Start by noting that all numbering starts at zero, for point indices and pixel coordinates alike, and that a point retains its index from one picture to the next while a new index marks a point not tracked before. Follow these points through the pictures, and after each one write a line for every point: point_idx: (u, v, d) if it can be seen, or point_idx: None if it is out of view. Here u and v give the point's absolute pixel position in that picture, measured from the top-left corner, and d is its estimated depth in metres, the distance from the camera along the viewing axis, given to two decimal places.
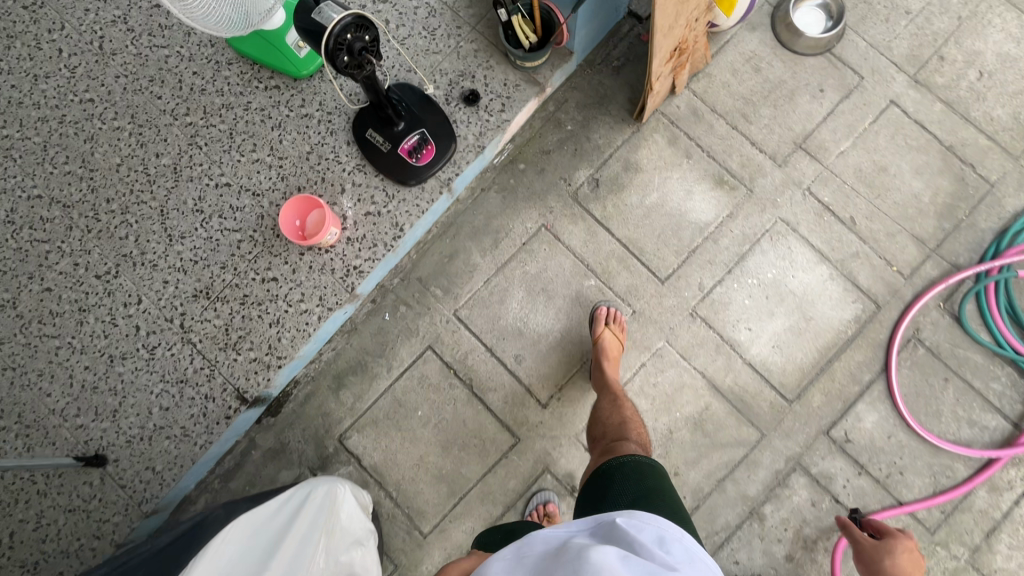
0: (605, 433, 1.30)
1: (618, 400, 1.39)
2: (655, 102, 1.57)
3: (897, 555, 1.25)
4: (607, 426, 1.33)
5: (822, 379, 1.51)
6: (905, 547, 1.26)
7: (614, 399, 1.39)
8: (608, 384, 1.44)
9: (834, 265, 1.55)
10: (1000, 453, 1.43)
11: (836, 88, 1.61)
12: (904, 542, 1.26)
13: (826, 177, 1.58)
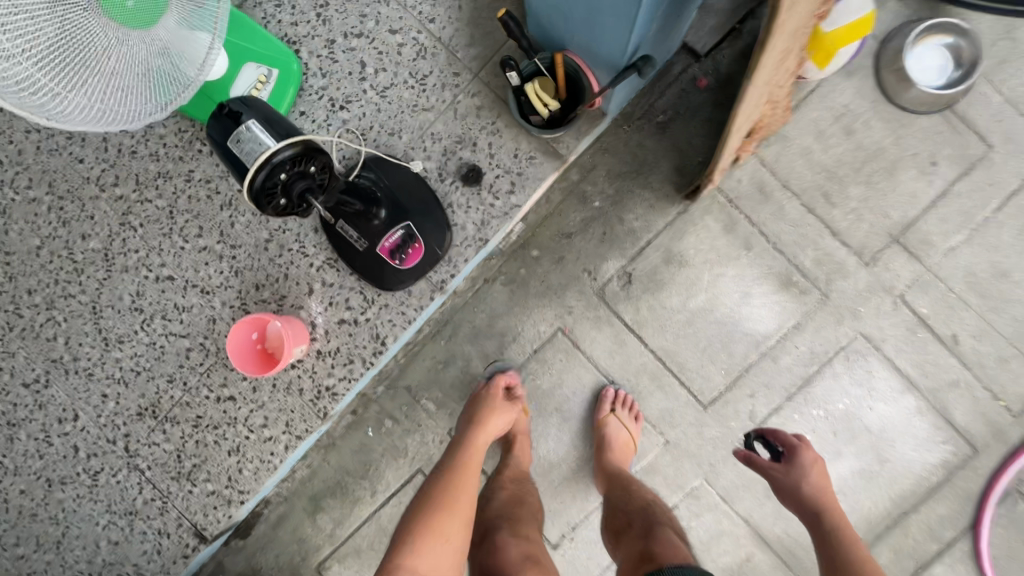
0: (632, 523, 1.06)
1: (637, 491, 1.15)
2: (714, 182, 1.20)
3: (811, 474, 1.02)
4: (635, 516, 1.08)
5: (892, 533, 1.25)
6: (813, 458, 1.05)
7: (633, 491, 1.14)
8: (619, 472, 1.19)
9: (923, 396, 1.24)
10: None
11: (953, 160, 1.22)
12: (808, 456, 1.05)
13: (926, 282, 1.23)
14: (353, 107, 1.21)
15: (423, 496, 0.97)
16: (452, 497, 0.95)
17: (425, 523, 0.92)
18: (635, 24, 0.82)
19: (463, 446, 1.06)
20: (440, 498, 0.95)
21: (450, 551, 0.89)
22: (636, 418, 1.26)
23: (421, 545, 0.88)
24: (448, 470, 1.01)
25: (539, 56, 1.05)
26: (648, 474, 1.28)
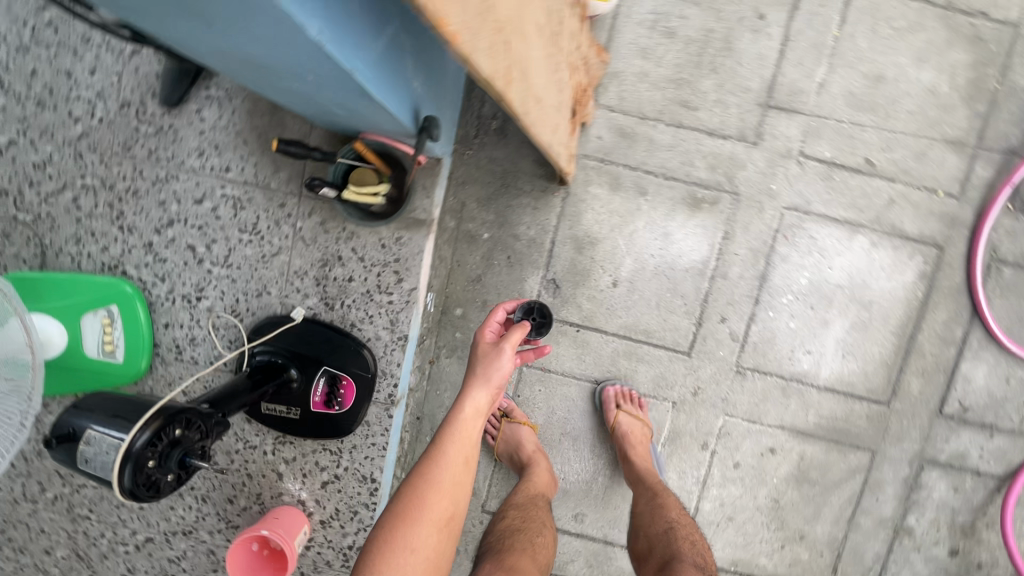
0: (654, 551, 1.00)
1: (663, 505, 1.08)
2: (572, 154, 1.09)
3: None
4: (652, 537, 1.02)
5: (912, 362, 1.25)
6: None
7: (657, 498, 1.10)
8: (637, 479, 1.16)
9: (871, 229, 1.22)
10: None
11: (778, 4, 1.18)
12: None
13: (817, 128, 1.20)
14: (208, 292, 1.13)
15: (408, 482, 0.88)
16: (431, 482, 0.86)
17: (397, 521, 0.84)
18: (412, 80, 0.77)
19: (451, 427, 0.90)
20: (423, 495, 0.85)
21: (416, 568, 0.81)
22: (641, 405, 1.23)
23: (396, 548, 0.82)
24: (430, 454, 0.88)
25: (341, 153, 0.98)
26: (675, 440, 1.27)
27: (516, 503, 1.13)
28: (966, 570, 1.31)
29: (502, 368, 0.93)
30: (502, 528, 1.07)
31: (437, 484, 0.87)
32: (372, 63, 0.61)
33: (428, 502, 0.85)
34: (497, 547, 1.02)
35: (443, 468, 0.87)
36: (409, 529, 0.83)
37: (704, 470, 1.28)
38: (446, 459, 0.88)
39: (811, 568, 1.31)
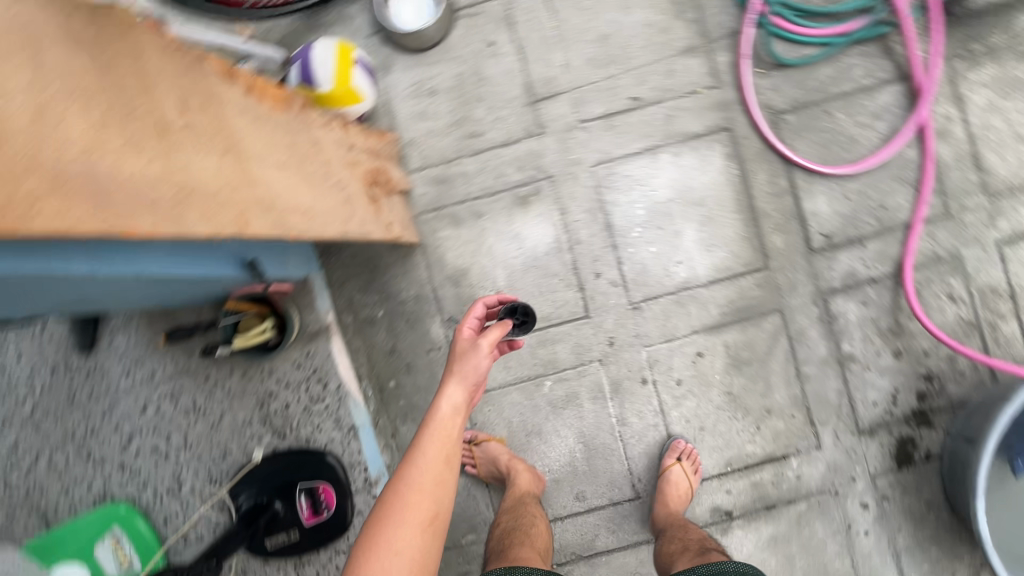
0: (688, 548, 1.15)
1: (696, 529, 1.25)
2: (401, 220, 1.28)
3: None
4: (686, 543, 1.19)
5: (764, 224, 1.42)
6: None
7: (689, 534, 1.23)
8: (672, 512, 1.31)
9: (668, 145, 1.42)
10: (918, 119, 1.37)
11: (499, 27, 1.41)
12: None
13: (581, 96, 1.42)
14: (185, 476, 1.30)
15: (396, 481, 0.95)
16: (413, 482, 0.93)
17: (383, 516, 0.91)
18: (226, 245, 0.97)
19: (431, 426, 0.98)
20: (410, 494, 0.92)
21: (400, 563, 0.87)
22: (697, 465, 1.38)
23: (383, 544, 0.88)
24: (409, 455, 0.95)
25: (221, 316, 1.18)
26: (619, 388, 1.42)
27: (505, 510, 1.27)
28: (918, 362, 1.43)
29: (477, 365, 1.01)
30: (503, 531, 1.20)
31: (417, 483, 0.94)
32: (145, 257, 0.78)
33: (411, 498, 0.92)
34: (501, 549, 1.13)
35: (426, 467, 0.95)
36: (394, 525, 0.89)
37: (656, 400, 1.42)
38: (425, 458, 0.95)
39: (792, 431, 1.43)
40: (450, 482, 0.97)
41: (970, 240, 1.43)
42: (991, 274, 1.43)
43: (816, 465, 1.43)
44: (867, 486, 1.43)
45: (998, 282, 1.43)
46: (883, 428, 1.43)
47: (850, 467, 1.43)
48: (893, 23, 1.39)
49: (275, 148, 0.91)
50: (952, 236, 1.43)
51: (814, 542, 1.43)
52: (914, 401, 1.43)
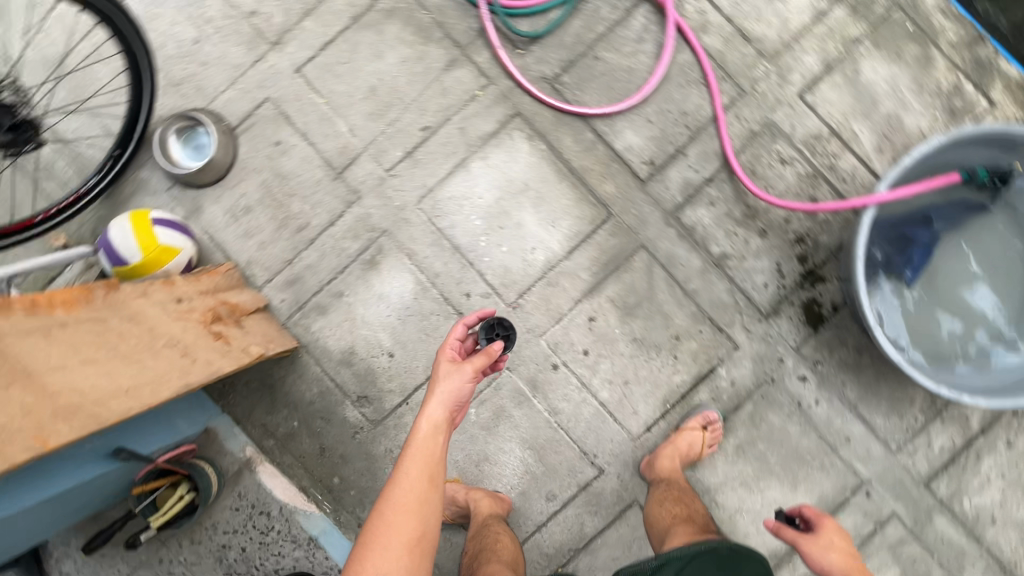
0: (695, 522, 1.25)
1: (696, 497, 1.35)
2: (262, 337, 1.33)
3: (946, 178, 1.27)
4: (689, 511, 1.29)
5: (590, 179, 1.48)
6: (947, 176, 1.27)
7: (693, 503, 1.32)
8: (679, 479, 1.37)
9: (474, 153, 1.48)
10: (672, 27, 1.44)
11: (277, 126, 1.48)
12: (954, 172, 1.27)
13: (378, 148, 1.48)
14: None
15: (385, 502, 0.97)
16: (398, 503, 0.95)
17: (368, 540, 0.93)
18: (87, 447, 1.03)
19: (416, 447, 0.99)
20: (397, 516, 0.94)
21: None
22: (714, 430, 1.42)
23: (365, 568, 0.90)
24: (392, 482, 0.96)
25: (134, 504, 1.21)
26: (536, 384, 1.46)
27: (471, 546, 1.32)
28: (784, 231, 1.48)
29: (457, 386, 1.02)
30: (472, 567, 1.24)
31: (398, 507, 0.95)
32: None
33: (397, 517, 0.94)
34: None
35: (414, 488, 0.96)
36: (374, 549, 0.92)
37: (574, 378, 1.46)
38: (409, 479, 0.97)
39: (706, 345, 1.47)
40: (434, 503, 0.98)
41: (774, 104, 1.49)
42: (807, 124, 1.49)
43: (743, 364, 1.47)
44: (796, 360, 1.47)
45: (816, 127, 1.49)
46: (785, 303, 1.48)
47: (773, 352, 1.47)
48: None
49: (74, 343, 0.95)
50: (757, 108, 1.49)
51: (775, 432, 1.47)
52: (799, 266, 1.48)
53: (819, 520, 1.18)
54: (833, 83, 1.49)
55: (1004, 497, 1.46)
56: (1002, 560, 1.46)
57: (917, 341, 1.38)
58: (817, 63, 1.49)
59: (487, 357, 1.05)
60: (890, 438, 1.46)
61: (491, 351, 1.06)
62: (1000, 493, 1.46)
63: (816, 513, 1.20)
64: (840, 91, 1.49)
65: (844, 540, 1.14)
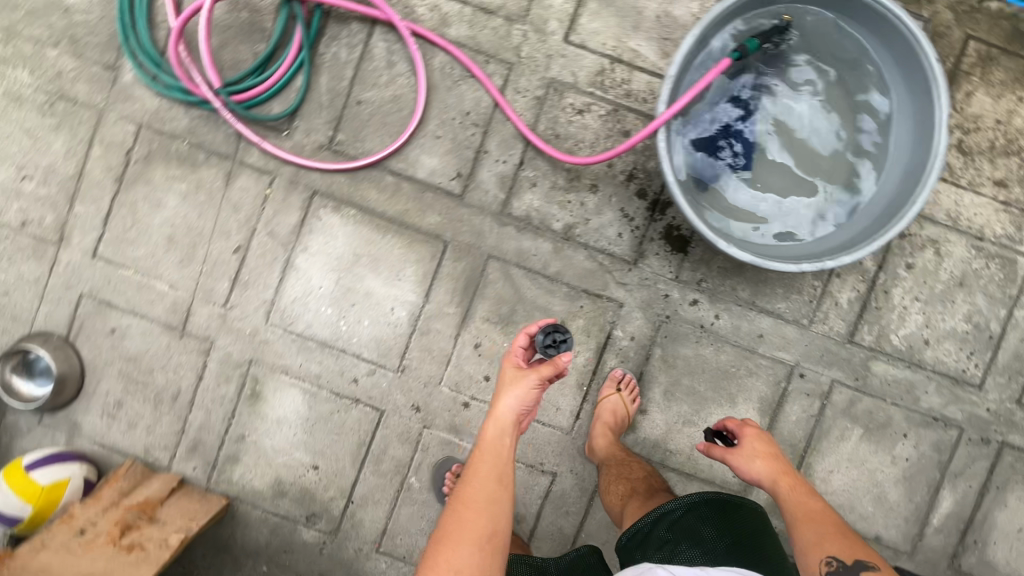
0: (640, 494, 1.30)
1: (637, 463, 1.39)
2: (184, 518, 1.34)
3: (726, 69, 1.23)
4: (633, 482, 1.33)
5: (411, 218, 1.44)
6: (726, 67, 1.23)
7: (634, 472, 1.36)
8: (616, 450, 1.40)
9: (294, 250, 1.45)
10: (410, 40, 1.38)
11: (103, 315, 1.45)
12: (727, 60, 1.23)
13: (205, 289, 1.45)
14: None
15: (460, 496, 1.09)
16: (472, 494, 1.09)
17: (445, 527, 1.05)
18: None
19: (488, 448, 1.15)
20: (472, 506, 1.07)
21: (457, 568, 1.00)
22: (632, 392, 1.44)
23: (444, 552, 1.02)
24: (465, 480, 1.09)
25: None
26: (458, 427, 1.47)
27: None
28: (613, 176, 1.44)
29: (523, 392, 1.17)
30: None
31: (470, 503, 1.07)
32: None
33: (470, 506, 1.07)
34: None
35: (489, 483, 1.10)
36: (449, 536, 1.04)
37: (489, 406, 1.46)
38: (482, 475, 1.11)
39: (593, 316, 1.46)
40: (501, 505, 1.08)
41: (545, 61, 1.43)
42: (586, 64, 1.43)
43: (635, 316, 1.46)
44: (681, 288, 1.46)
45: (596, 63, 1.43)
46: (646, 242, 1.45)
47: (657, 291, 1.46)
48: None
49: None
50: (532, 73, 1.43)
51: (693, 362, 1.47)
52: (643, 201, 1.45)
53: (743, 432, 1.28)
54: (591, 13, 1.43)
55: (926, 316, 1.46)
56: (951, 373, 1.47)
57: (776, 223, 1.31)
58: (566, 0, 1.42)
59: (553, 367, 1.16)
60: (799, 315, 1.46)
61: (558, 361, 1.16)
62: (921, 314, 1.46)
63: (747, 427, 1.27)
64: (601, 17, 1.43)
65: (767, 446, 1.24)
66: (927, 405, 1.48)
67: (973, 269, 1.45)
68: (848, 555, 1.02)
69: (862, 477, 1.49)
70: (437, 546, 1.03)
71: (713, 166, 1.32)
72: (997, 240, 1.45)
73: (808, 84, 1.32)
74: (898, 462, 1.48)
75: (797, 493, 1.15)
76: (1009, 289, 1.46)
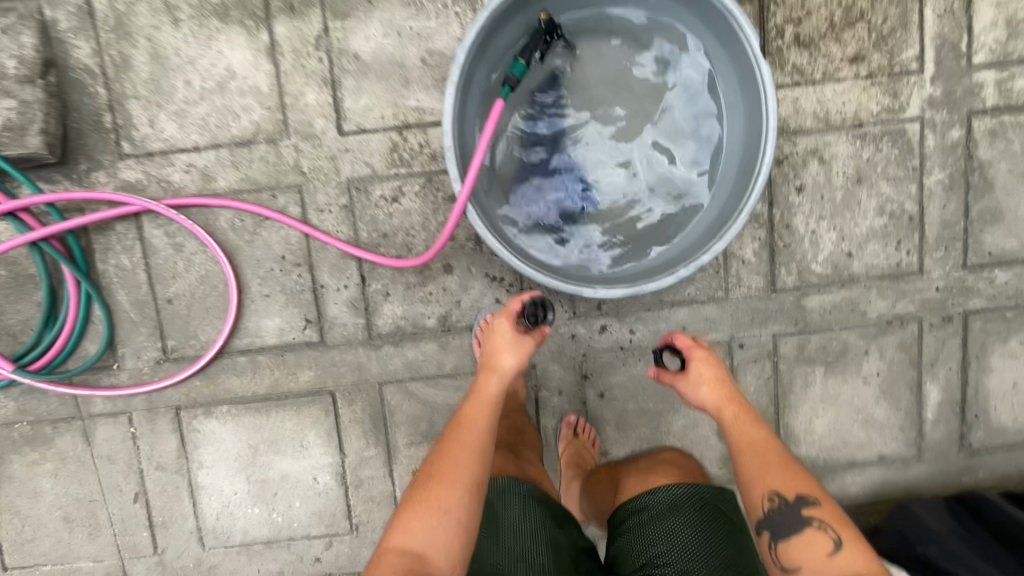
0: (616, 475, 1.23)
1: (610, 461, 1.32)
2: None
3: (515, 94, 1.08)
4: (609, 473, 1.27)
5: (285, 387, 1.32)
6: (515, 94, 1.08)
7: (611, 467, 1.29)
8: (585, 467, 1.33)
9: (191, 470, 1.34)
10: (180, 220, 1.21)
11: None
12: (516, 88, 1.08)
13: (128, 547, 1.37)
14: None
15: (449, 440, 0.97)
16: (465, 441, 0.97)
17: (435, 470, 0.94)
18: None
19: (483, 397, 1.02)
20: (466, 452, 0.95)
21: (447, 516, 0.89)
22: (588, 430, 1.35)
23: (434, 497, 0.90)
24: (459, 423, 0.97)
25: None
26: None
27: None
28: (461, 247, 1.29)
29: (522, 347, 1.05)
30: None
31: (460, 444, 0.96)
32: None
33: (461, 451, 0.95)
34: None
35: (486, 433, 0.99)
36: (441, 482, 0.92)
37: None
38: (477, 423, 0.99)
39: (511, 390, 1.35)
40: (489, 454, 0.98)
41: (331, 165, 1.25)
42: (374, 147, 1.25)
43: (553, 369, 1.36)
44: (584, 322, 1.34)
45: (384, 141, 1.25)
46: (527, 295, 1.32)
47: (562, 335, 1.35)
48: (57, 217, 1.19)
49: None
50: (325, 185, 1.26)
51: (631, 385, 1.37)
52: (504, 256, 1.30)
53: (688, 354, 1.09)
54: (351, 91, 1.23)
55: (838, 230, 1.33)
56: (888, 271, 1.35)
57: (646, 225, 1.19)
58: (319, 92, 1.23)
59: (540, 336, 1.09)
60: (712, 291, 1.34)
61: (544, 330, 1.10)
62: (832, 230, 1.33)
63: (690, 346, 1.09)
64: (364, 90, 1.23)
65: (715, 370, 1.06)
66: (877, 314, 1.37)
67: (866, 159, 1.31)
68: (790, 491, 0.91)
69: (843, 410, 1.41)
70: (424, 490, 0.92)
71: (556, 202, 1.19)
72: (877, 118, 1.30)
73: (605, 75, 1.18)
74: (871, 380, 1.40)
75: (741, 420, 1.01)
76: (910, 162, 1.31)
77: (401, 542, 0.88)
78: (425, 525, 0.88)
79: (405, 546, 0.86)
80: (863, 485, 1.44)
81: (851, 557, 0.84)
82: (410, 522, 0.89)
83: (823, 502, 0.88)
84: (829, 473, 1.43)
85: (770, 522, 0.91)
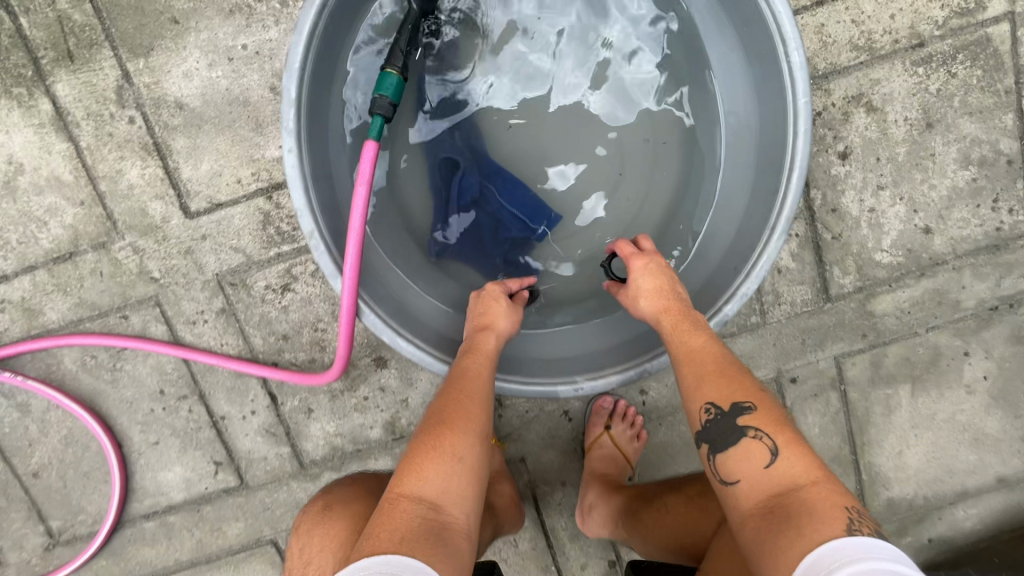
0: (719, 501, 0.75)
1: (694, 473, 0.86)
2: None
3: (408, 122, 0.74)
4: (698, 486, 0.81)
5: (208, 550, 1.01)
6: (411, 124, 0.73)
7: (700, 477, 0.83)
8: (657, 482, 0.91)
9: None
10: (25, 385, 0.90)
11: None
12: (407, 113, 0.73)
13: None
14: None
15: (457, 383, 0.68)
16: (475, 384, 0.68)
17: (442, 415, 0.64)
18: None
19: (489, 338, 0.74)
20: (479, 395, 0.68)
21: (465, 470, 0.61)
22: (636, 436, 0.99)
23: (448, 444, 0.62)
24: (470, 370, 0.69)
25: None
26: None
27: None
28: None
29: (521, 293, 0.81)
30: None
31: (473, 391, 0.68)
32: None
33: (470, 395, 0.67)
34: None
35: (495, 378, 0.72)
36: (452, 428, 0.63)
37: None
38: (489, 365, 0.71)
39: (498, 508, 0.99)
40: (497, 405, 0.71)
41: (188, 259, 0.90)
42: (238, 224, 0.89)
43: (550, 458, 1.02)
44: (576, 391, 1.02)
45: (249, 212, 0.89)
46: None
47: (552, 414, 1.01)
48: None
49: None
50: (186, 288, 0.91)
51: (656, 457, 1.02)
52: None
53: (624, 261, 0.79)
54: (186, 154, 0.87)
55: (907, 199, 0.94)
56: (984, 241, 0.96)
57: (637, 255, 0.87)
58: (142, 165, 0.87)
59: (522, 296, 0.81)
60: (742, 318, 0.97)
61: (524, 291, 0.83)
62: (899, 201, 0.94)
63: (626, 249, 0.78)
64: (202, 149, 0.86)
65: (653, 276, 0.75)
66: (976, 301, 0.98)
67: (935, 92, 0.90)
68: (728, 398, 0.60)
69: (949, 434, 1.03)
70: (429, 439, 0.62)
71: (503, 245, 0.86)
72: (944, 30, 0.89)
73: (530, 58, 0.82)
74: (979, 388, 1.02)
75: (681, 331, 0.69)
76: (998, 82, 0.90)
77: (414, 492, 0.58)
78: (437, 482, 0.59)
79: (413, 507, 0.56)
80: (999, 526, 1.05)
81: (799, 466, 0.55)
82: (421, 475, 0.59)
83: (765, 407, 0.58)
84: (947, 517, 1.05)
85: (701, 437, 0.61)
